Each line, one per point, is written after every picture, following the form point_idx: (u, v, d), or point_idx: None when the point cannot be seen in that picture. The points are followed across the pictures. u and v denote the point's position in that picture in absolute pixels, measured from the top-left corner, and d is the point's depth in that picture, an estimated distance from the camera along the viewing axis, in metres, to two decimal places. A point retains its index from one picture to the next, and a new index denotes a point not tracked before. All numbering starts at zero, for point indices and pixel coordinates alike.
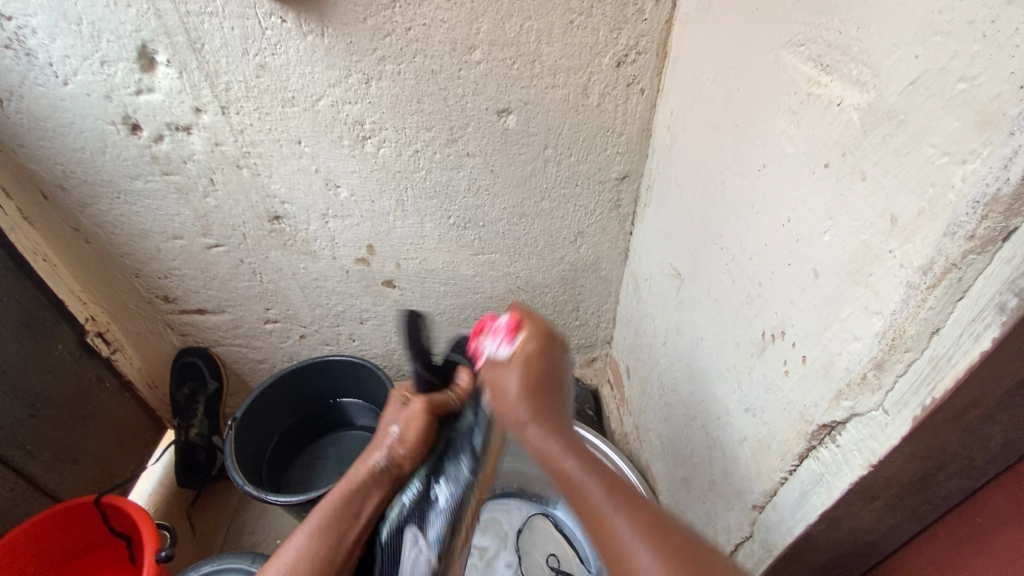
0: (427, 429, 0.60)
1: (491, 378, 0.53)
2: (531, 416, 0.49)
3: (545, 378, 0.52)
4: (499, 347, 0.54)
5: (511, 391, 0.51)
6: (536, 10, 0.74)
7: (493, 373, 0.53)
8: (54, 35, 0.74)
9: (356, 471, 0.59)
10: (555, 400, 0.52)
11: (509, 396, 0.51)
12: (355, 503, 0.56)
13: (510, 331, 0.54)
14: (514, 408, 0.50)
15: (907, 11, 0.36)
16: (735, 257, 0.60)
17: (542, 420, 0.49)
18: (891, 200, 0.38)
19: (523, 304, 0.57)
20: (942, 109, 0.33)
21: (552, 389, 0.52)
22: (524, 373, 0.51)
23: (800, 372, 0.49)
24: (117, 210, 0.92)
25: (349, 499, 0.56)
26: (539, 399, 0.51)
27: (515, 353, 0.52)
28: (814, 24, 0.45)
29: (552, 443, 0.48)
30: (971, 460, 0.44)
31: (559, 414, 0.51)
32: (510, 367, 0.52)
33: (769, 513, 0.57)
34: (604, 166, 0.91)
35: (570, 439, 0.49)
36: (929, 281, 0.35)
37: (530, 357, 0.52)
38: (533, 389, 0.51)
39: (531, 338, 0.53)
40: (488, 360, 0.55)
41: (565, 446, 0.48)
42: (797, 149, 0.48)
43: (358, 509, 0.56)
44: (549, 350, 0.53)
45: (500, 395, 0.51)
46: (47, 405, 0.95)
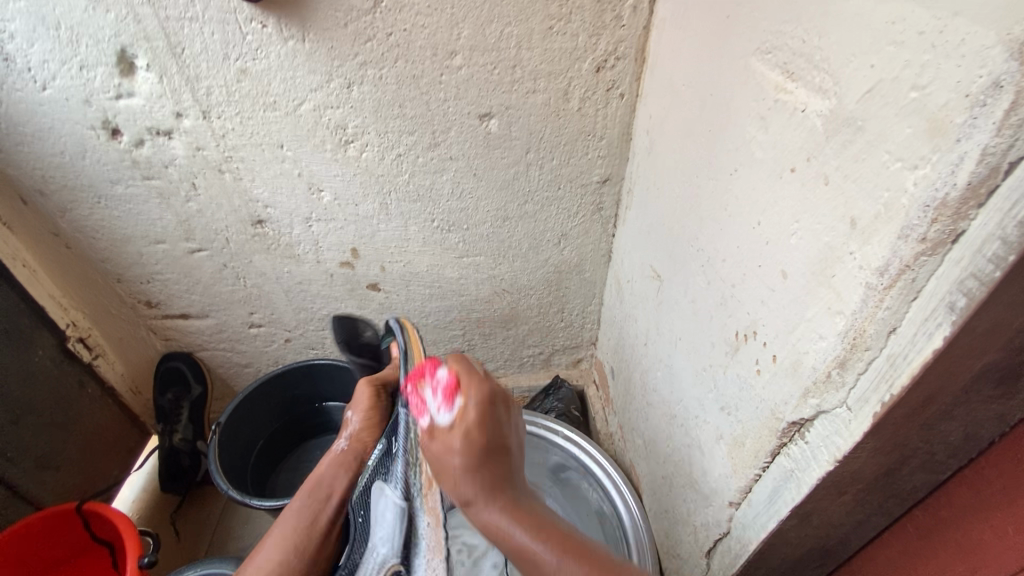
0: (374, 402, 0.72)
1: (434, 454, 0.49)
2: (477, 491, 0.47)
3: (489, 448, 0.48)
4: (440, 413, 0.50)
5: (456, 471, 0.47)
6: (516, 16, 0.75)
7: (435, 452, 0.49)
8: (32, 40, 0.73)
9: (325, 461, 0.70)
10: (506, 470, 0.49)
11: (455, 474, 0.47)
12: (326, 483, 0.67)
13: (448, 401, 0.51)
14: (458, 483, 0.47)
15: (864, 22, 0.37)
16: (710, 259, 0.61)
17: (495, 495, 0.47)
18: (852, 204, 0.39)
19: (464, 358, 0.55)
20: (896, 116, 0.35)
21: (500, 460, 0.49)
22: (467, 445, 0.47)
23: (770, 371, 0.50)
24: (98, 214, 0.92)
25: (318, 484, 0.67)
26: (489, 474, 0.47)
27: (456, 423, 0.49)
28: (780, 33, 0.46)
29: (503, 515, 0.46)
30: (933, 455, 0.45)
31: (511, 483, 0.48)
32: (450, 438, 0.48)
33: (744, 510, 0.58)
34: (586, 169, 0.93)
35: (533, 515, 0.47)
36: (886, 282, 0.36)
37: (470, 428, 0.48)
38: (479, 466, 0.47)
39: (471, 403, 0.50)
40: (427, 426, 0.51)
41: (521, 517, 0.46)
42: (766, 154, 0.50)
43: (329, 491, 0.66)
44: (491, 413, 0.50)
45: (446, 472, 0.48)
46: (28, 412, 0.94)
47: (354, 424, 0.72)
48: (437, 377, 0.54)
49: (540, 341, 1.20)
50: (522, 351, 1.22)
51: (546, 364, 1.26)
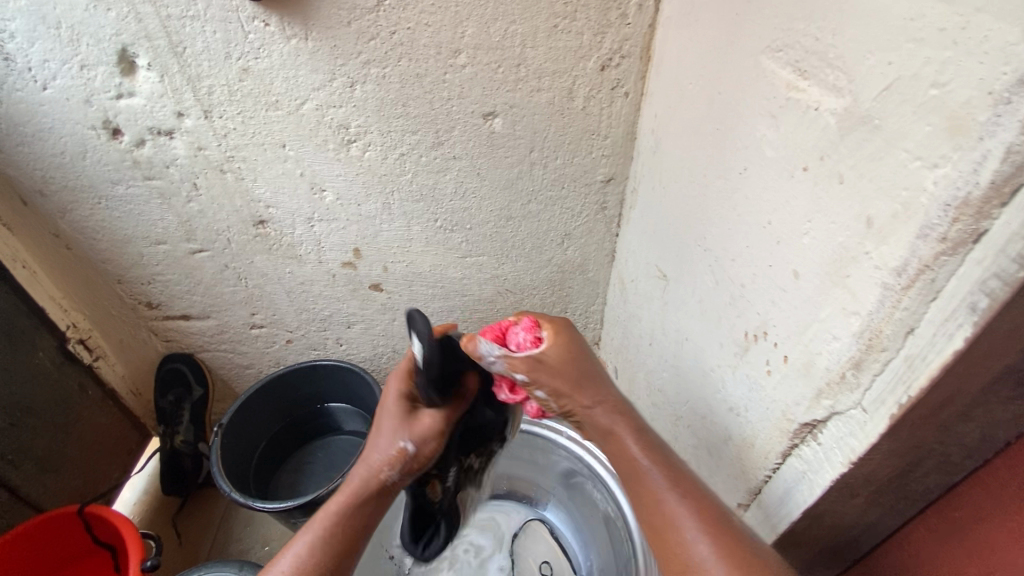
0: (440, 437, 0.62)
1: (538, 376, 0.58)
2: (596, 400, 0.59)
3: (595, 370, 0.60)
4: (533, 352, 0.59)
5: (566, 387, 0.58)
6: (520, 14, 0.74)
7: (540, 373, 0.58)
8: (33, 39, 0.72)
9: (363, 482, 0.62)
10: (606, 382, 0.60)
11: (564, 387, 0.58)
12: (364, 512, 0.61)
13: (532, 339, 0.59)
14: (580, 395, 0.58)
15: (882, 19, 0.36)
16: (718, 259, 0.61)
17: (604, 404, 0.58)
18: (868, 204, 0.38)
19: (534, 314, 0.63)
20: (915, 114, 0.34)
21: (595, 370, 0.60)
22: (570, 365, 0.58)
23: (782, 372, 0.50)
24: (99, 215, 0.91)
25: (361, 504, 0.61)
26: (595, 386, 0.59)
27: (552, 348, 0.58)
28: (792, 30, 0.46)
29: (622, 425, 0.58)
30: (948, 456, 0.45)
31: (620, 400, 0.60)
32: (557, 365, 0.58)
33: (754, 511, 0.57)
34: (590, 168, 0.92)
35: (631, 424, 0.58)
36: (904, 282, 0.36)
37: (568, 349, 0.59)
38: (584, 377, 0.59)
39: (559, 339, 0.60)
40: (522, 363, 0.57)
41: (625, 422, 0.58)
42: (777, 152, 0.49)
43: (364, 519, 0.61)
44: (583, 342, 0.61)
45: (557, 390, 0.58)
46: (28, 414, 0.93)
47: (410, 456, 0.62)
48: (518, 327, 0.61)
49: None
50: None
51: None
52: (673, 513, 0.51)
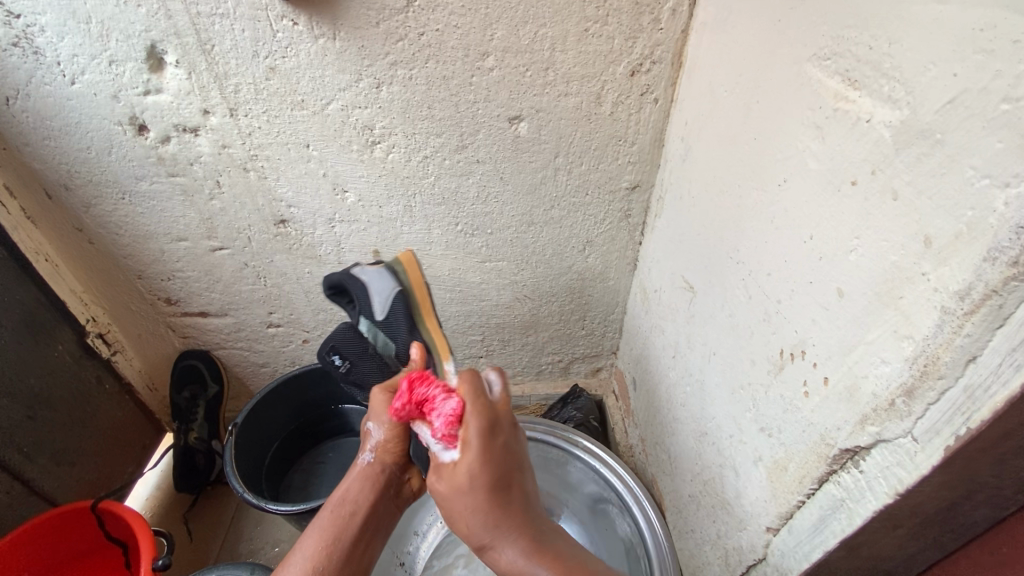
0: (394, 414, 0.66)
1: (446, 492, 0.53)
2: (491, 537, 0.52)
3: (495, 483, 0.52)
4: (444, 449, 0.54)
5: (473, 520, 0.52)
6: (551, 17, 0.73)
7: (449, 494, 0.53)
8: (62, 33, 0.73)
9: (351, 479, 0.68)
10: (520, 507, 0.54)
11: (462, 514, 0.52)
12: (352, 501, 0.66)
13: (447, 432, 0.54)
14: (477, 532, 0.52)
15: (946, 28, 0.35)
16: (752, 273, 0.59)
17: (509, 540, 0.51)
18: (926, 222, 0.36)
19: (470, 379, 0.58)
20: (983, 130, 0.32)
21: (510, 490, 0.54)
22: (478, 490, 0.52)
23: (821, 394, 0.48)
24: (122, 211, 0.91)
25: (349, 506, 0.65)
26: (504, 515, 0.52)
27: (461, 462, 0.52)
28: (842, 38, 0.44)
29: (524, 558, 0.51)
30: (1000, 490, 0.43)
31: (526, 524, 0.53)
32: (461, 484, 0.52)
33: (784, 537, 0.55)
34: (616, 175, 0.90)
35: (540, 549, 0.52)
36: (967, 307, 0.34)
37: (477, 467, 0.52)
38: (495, 506, 0.52)
39: (471, 435, 0.53)
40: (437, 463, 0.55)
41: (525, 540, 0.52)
42: (821, 165, 0.47)
43: (354, 508, 0.65)
44: (490, 447, 0.53)
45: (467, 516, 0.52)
46: (44, 407, 0.94)
47: (375, 436, 0.67)
48: (444, 400, 0.57)
49: (559, 349, 1.18)
50: (541, 357, 1.20)
51: (564, 373, 1.24)
52: None
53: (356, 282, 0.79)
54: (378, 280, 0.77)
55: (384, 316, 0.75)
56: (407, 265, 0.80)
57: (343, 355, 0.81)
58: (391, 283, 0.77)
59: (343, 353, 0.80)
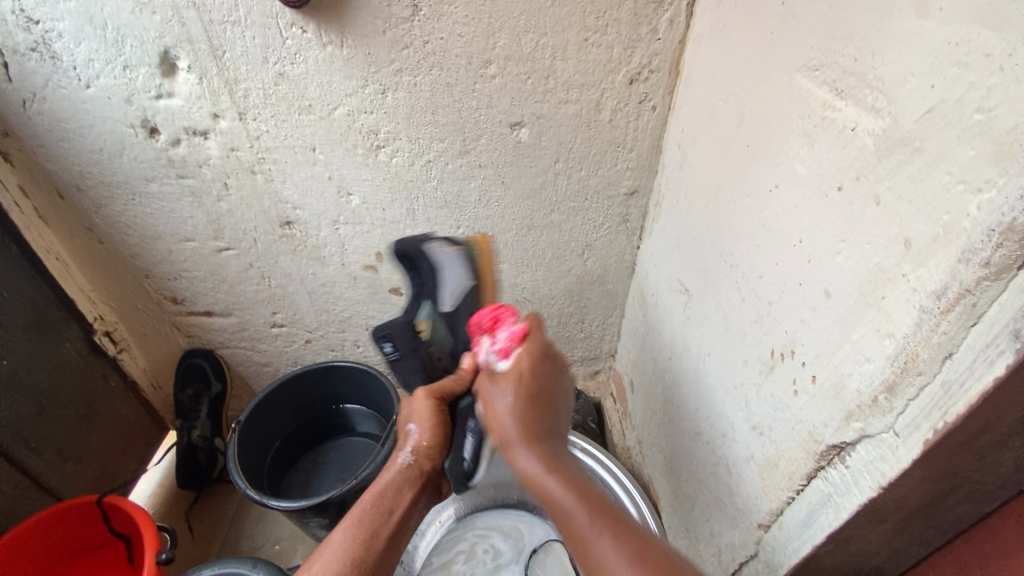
0: (437, 416, 0.68)
1: (488, 392, 0.61)
2: (518, 436, 0.57)
3: (536, 394, 0.60)
4: (497, 359, 0.62)
5: (502, 411, 0.59)
6: (552, 27, 0.75)
7: (491, 390, 0.61)
8: (79, 39, 0.75)
9: (387, 472, 0.69)
10: (546, 423, 0.60)
11: (501, 407, 0.59)
12: (390, 496, 0.66)
13: (507, 346, 0.62)
14: (506, 427, 0.58)
15: (924, 42, 0.37)
16: (745, 275, 0.61)
17: (528, 439, 0.57)
18: (906, 224, 0.38)
19: (537, 318, 0.66)
20: (958, 138, 0.34)
21: (543, 409, 0.60)
22: (518, 391, 0.59)
23: (810, 392, 0.49)
24: (131, 211, 0.93)
25: (382, 499, 0.65)
26: (529, 419, 0.59)
27: (511, 368, 0.61)
28: (830, 50, 0.46)
29: (542, 467, 0.55)
30: (981, 485, 0.44)
31: (555, 446, 0.58)
32: (504, 384, 0.60)
33: (775, 533, 0.57)
34: (614, 181, 0.92)
35: (552, 459, 0.57)
36: (943, 306, 0.35)
37: (523, 374, 0.60)
38: (525, 408, 0.59)
39: (525, 353, 0.62)
40: (486, 369, 0.63)
41: (550, 462, 0.56)
42: (810, 171, 0.49)
43: (392, 505, 0.65)
44: (540, 365, 0.62)
45: (496, 409, 0.59)
46: (52, 403, 0.95)
47: (416, 436, 0.68)
48: (510, 325, 0.64)
49: (558, 351, 1.20)
50: None
51: None
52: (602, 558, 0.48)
53: (432, 262, 0.77)
54: (451, 268, 0.76)
55: (452, 307, 0.74)
56: (481, 254, 0.77)
57: (394, 344, 0.76)
58: (466, 276, 0.75)
59: (395, 343, 0.75)
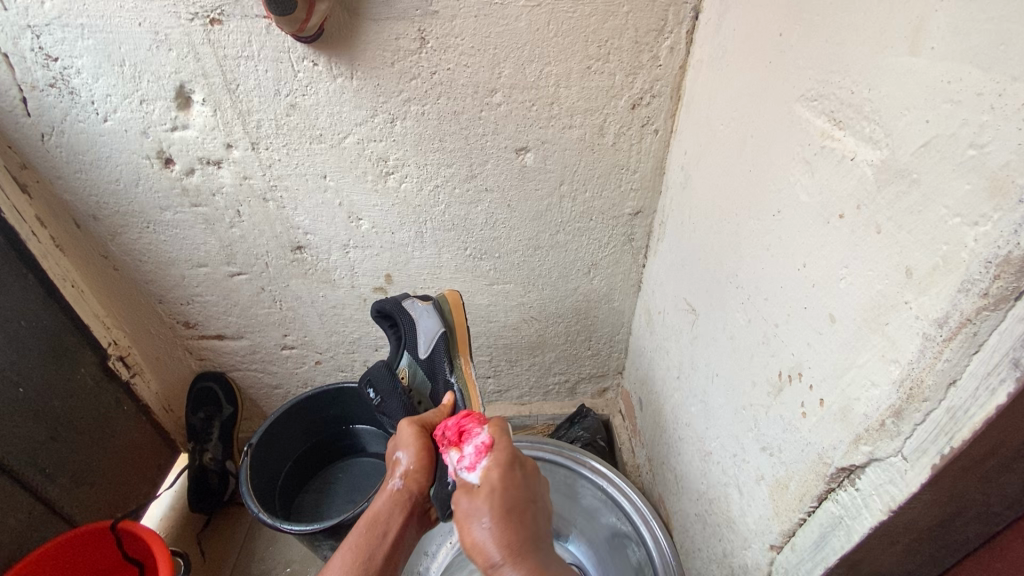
0: (421, 442, 0.70)
1: (463, 516, 0.56)
2: (503, 554, 0.51)
3: (513, 507, 0.56)
4: (467, 475, 0.60)
5: (481, 533, 0.53)
6: (555, 56, 0.77)
7: (467, 512, 0.55)
8: (97, 75, 0.78)
9: (379, 499, 0.68)
10: (530, 533, 0.54)
11: (479, 524, 0.53)
12: (382, 522, 0.65)
13: (474, 461, 0.60)
14: (489, 545, 0.52)
15: (917, 79, 0.38)
16: (750, 298, 0.62)
17: (514, 552, 0.51)
18: (907, 254, 0.39)
19: (500, 426, 0.65)
20: (954, 172, 0.35)
21: (524, 517, 0.56)
22: (491, 508, 0.54)
23: (818, 414, 0.50)
24: (146, 238, 0.95)
25: (374, 525, 0.65)
26: (512, 537, 0.53)
27: (483, 482, 0.57)
28: (827, 82, 0.48)
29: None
30: (989, 507, 0.45)
31: (547, 557, 0.53)
32: (479, 502, 0.55)
33: (787, 554, 0.57)
34: (619, 202, 0.94)
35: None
36: (945, 334, 0.36)
37: (495, 488, 0.57)
38: (506, 523, 0.53)
39: (492, 467, 0.59)
40: (461, 489, 0.59)
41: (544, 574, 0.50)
42: (812, 198, 0.50)
43: (386, 530, 0.65)
44: (510, 477, 0.59)
45: (476, 534, 0.53)
46: (67, 429, 0.96)
47: (404, 464, 0.68)
48: (475, 435, 0.63)
49: (566, 369, 1.21)
50: (548, 377, 1.22)
51: (571, 393, 1.26)
52: None
53: (407, 315, 0.87)
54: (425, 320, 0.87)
55: (428, 353, 0.85)
56: (454, 307, 0.90)
57: (377, 388, 0.85)
58: (437, 324, 0.86)
59: (379, 386, 0.84)
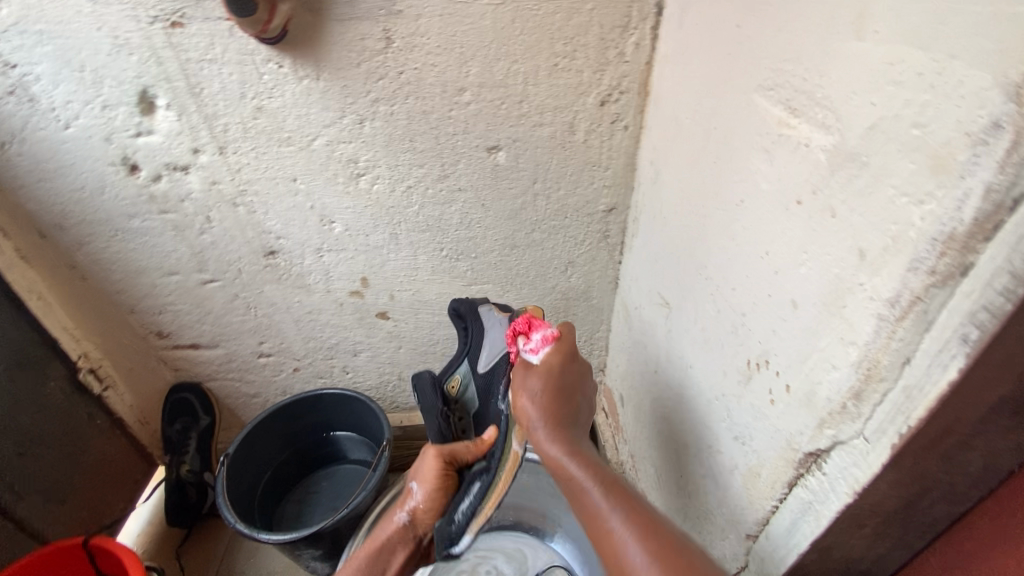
0: (441, 480, 0.68)
1: (518, 382, 0.69)
2: (545, 419, 0.64)
3: (560, 389, 0.67)
4: (530, 357, 0.71)
5: (528, 401, 0.65)
6: (522, 53, 0.78)
7: (520, 383, 0.68)
8: (57, 81, 0.76)
9: (385, 527, 0.70)
10: (568, 410, 0.66)
11: (531, 392, 0.66)
12: (384, 555, 0.68)
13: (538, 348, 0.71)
14: (531, 408, 0.65)
15: (863, 62, 0.39)
16: (719, 288, 0.62)
17: (553, 420, 0.64)
18: (860, 236, 0.40)
19: (568, 328, 0.74)
20: (899, 152, 0.36)
21: (567, 399, 0.67)
22: (543, 385, 0.66)
23: (785, 401, 0.50)
24: (114, 247, 0.94)
25: (375, 557, 0.68)
26: (554, 410, 0.65)
27: (543, 363, 0.69)
28: (781, 71, 0.48)
29: (561, 448, 0.61)
30: (953, 486, 0.45)
31: (576, 438, 0.64)
32: (533, 378, 0.67)
33: (762, 542, 0.57)
34: (592, 199, 0.94)
35: (572, 444, 0.62)
36: (898, 313, 0.37)
37: (552, 370, 0.68)
38: (550, 397, 0.65)
39: (553, 354, 0.70)
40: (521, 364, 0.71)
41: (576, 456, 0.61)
42: (771, 186, 0.51)
43: (386, 565, 0.68)
44: (567, 368, 0.69)
45: (524, 400, 0.65)
46: (37, 444, 0.94)
47: (416, 497, 0.69)
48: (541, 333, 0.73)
49: None
50: None
51: None
52: (611, 529, 0.51)
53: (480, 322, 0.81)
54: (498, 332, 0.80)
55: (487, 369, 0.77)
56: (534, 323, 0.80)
57: (424, 395, 0.80)
58: (508, 342, 0.77)
59: (424, 393, 0.79)
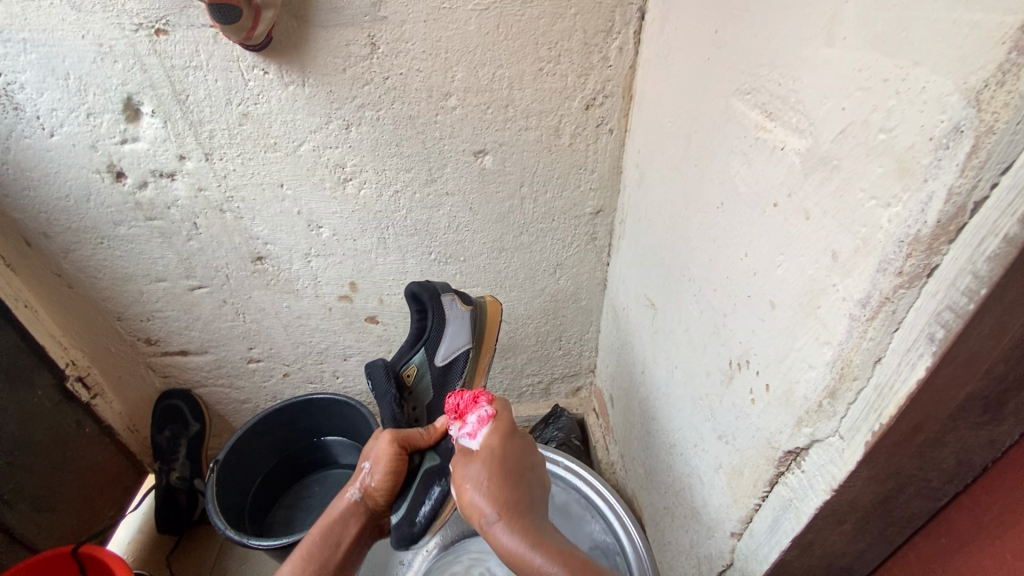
0: (395, 462, 0.67)
1: (461, 476, 0.61)
2: (497, 512, 0.57)
3: (509, 472, 0.61)
4: (467, 442, 0.64)
5: (476, 495, 0.59)
6: (507, 58, 0.78)
7: (462, 476, 0.61)
8: (41, 89, 0.76)
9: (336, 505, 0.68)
10: (520, 494, 0.60)
11: (476, 479, 0.59)
12: (336, 533, 0.65)
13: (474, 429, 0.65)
14: (484, 500, 0.58)
15: (833, 69, 0.39)
16: (701, 290, 0.63)
17: (507, 511, 0.57)
18: (832, 238, 0.40)
19: (501, 402, 0.69)
20: (868, 156, 0.37)
21: (516, 482, 0.61)
22: (488, 471, 0.60)
23: (765, 400, 0.51)
24: (100, 254, 0.93)
25: (327, 533, 0.65)
26: (504, 496, 0.58)
27: (483, 447, 0.62)
28: (757, 76, 0.49)
29: (522, 540, 0.55)
30: (928, 482, 0.46)
31: (534, 524, 0.57)
32: (475, 465, 0.61)
33: (746, 540, 0.58)
34: (579, 202, 0.95)
35: (530, 532, 0.56)
36: (868, 313, 0.38)
37: (493, 453, 0.62)
38: (496, 484, 0.59)
39: (491, 434, 0.64)
40: (461, 453, 0.64)
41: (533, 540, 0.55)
42: (749, 188, 0.52)
43: (338, 540, 0.65)
44: (508, 445, 0.63)
45: (470, 492, 0.59)
46: (27, 454, 0.93)
47: (368, 475, 0.68)
48: (477, 407, 0.66)
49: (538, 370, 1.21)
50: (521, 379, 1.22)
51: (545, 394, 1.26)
52: None
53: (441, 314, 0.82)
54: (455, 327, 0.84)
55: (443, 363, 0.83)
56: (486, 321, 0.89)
57: (374, 381, 0.77)
58: (463, 339, 0.85)
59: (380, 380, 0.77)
